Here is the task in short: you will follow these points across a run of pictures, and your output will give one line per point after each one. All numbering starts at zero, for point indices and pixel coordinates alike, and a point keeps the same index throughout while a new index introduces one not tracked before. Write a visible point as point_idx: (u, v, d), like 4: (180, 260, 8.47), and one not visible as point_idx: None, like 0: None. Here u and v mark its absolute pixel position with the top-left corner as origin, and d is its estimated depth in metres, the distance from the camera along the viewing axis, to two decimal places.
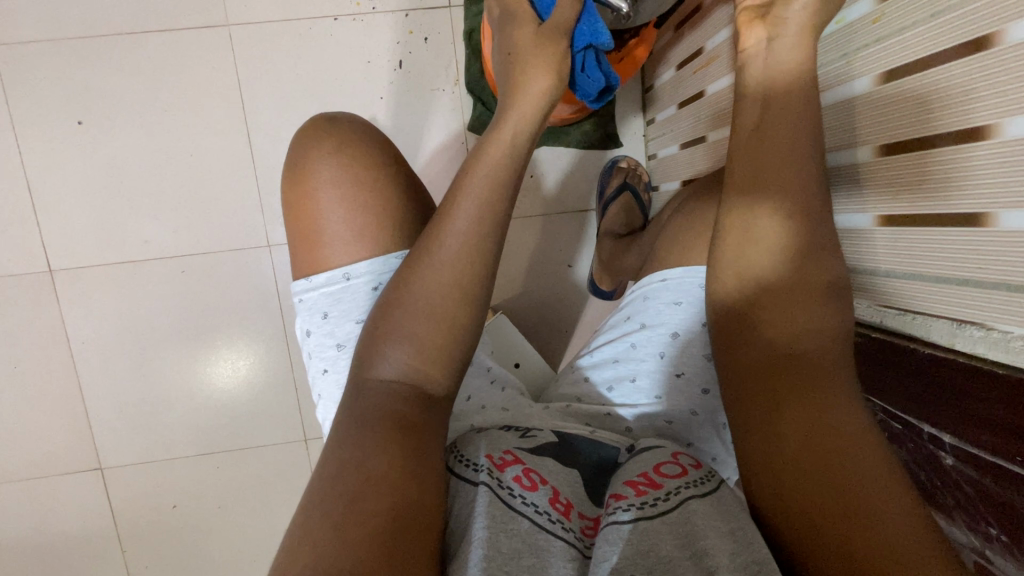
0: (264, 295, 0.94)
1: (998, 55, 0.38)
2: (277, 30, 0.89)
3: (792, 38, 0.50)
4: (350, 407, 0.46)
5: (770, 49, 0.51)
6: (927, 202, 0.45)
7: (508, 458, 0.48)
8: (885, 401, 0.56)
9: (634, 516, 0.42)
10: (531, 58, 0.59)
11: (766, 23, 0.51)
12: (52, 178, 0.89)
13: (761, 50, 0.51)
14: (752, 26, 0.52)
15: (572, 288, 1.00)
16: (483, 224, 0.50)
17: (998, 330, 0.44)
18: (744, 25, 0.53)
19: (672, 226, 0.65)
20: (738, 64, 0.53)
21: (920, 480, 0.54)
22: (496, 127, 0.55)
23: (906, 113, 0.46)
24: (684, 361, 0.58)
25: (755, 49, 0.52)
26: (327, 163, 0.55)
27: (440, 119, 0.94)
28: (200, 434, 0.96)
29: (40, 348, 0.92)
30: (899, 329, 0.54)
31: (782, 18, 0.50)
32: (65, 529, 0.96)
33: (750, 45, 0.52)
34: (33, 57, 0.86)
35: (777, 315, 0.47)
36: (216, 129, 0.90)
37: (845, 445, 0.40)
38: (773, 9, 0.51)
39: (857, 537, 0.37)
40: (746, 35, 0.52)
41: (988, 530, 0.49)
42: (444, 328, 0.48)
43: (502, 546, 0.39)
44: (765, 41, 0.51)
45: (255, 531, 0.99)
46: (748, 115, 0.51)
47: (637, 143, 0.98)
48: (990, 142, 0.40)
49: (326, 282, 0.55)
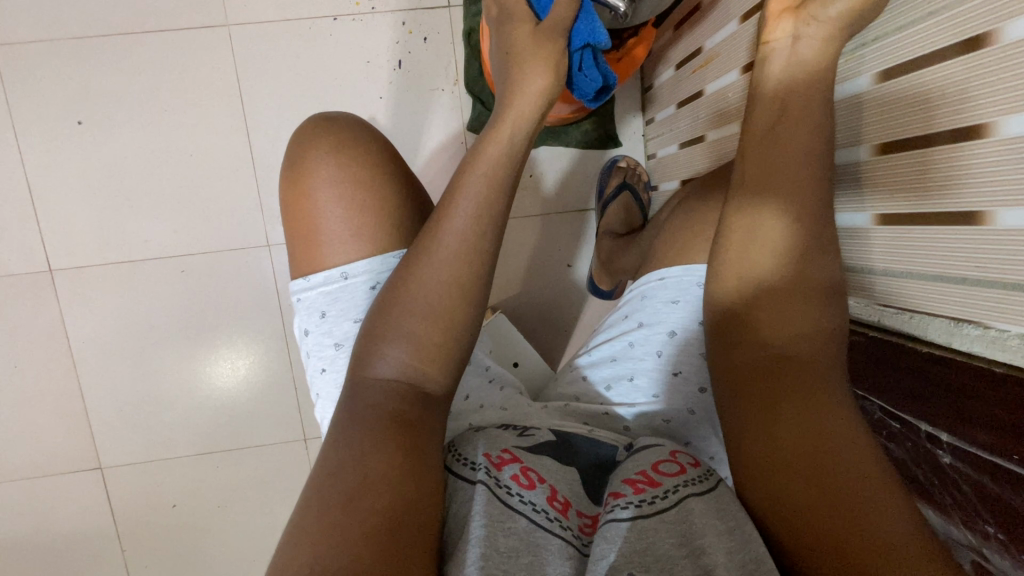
0: (264, 295, 0.94)
1: (996, 53, 0.38)
2: (277, 30, 0.89)
3: (812, 39, 0.49)
4: (348, 405, 0.46)
5: (794, 49, 0.50)
6: (925, 201, 0.45)
7: (506, 457, 0.48)
8: (884, 400, 0.56)
9: (633, 514, 0.42)
10: (530, 57, 0.59)
11: (789, 19, 0.50)
12: (52, 178, 0.89)
13: (785, 46, 0.50)
14: (780, 18, 0.51)
15: (572, 288, 1.00)
16: (482, 223, 0.50)
17: (995, 328, 0.44)
18: (772, 15, 0.51)
19: (671, 226, 0.65)
20: (759, 57, 0.52)
21: (917, 477, 0.54)
22: (494, 126, 0.55)
23: (904, 112, 0.46)
24: (681, 360, 0.58)
25: (780, 43, 0.51)
26: (326, 163, 0.55)
27: (440, 119, 0.94)
28: (200, 433, 0.97)
29: (41, 348, 0.92)
30: (898, 328, 0.54)
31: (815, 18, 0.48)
32: (65, 529, 0.96)
33: (775, 37, 0.51)
34: (33, 57, 0.87)
35: (774, 315, 0.47)
36: (216, 129, 0.90)
37: (840, 446, 0.40)
38: (809, 4, 0.49)
39: (852, 538, 0.36)
40: (772, 27, 0.51)
41: (985, 527, 0.47)
42: (442, 327, 0.48)
43: (500, 544, 0.39)
44: (791, 37, 0.50)
45: (255, 530, 0.99)
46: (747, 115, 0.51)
47: (637, 142, 0.98)
48: (987, 140, 0.40)
49: (324, 281, 0.56)
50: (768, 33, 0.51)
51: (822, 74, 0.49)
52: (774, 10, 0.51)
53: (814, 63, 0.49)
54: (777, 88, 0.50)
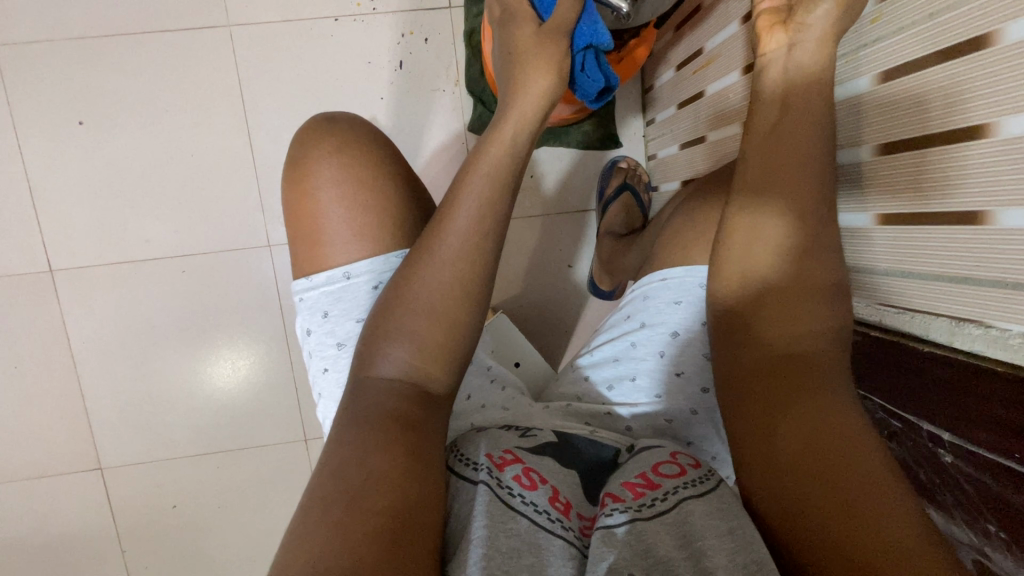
0: (264, 295, 0.94)
1: (998, 53, 0.38)
2: (278, 31, 0.89)
3: (812, 44, 0.49)
4: (350, 405, 0.46)
5: (791, 56, 0.50)
6: (927, 201, 0.45)
7: (508, 457, 0.48)
8: (885, 399, 0.56)
9: (630, 518, 0.42)
10: (531, 58, 0.59)
11: (786, 28, 0.50)
12: (52, 178, 0.89)
13: (781, 55, 0.51)
14: (773, 31, 0.51)
15: (572, 288, 1.00)
16: (484, 222, 0.51)
17: (997, 328, 0.44)
18: (763, 29, 0.52)
19: (672, 226, 0.65)
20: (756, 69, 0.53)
21: (919, 477, 0.54)
22: (496, 127, 0.55)
23: (906, 112, 0.46)
24: (683, 360, 0.59)
25: (776, 53, 0.51)
26: (328, 163, 0.56)
27: (441, 119, 0.94)
28: (200, 434, 0.96)
29: (42, 348, 0.92)
30: (900, 328, 0.54)
31: (800, 22, 0.49)
32: (65, 530, 0.96)
33: (770, 49, 0.51)
34: (34, 57, 0.87)
35: (779, 315, 0.47)
36: (216, 129, 0.90)
37: (842, 445, 0.40)
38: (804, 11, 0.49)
39: (859, 539, 0.36)
40: (766, 40, 0.52)
41: (987, 526, 0.48)
42: (444, 326, 0.48)
43: (501, 544, 0.39)
44: (786, 46, 0.51)
45: (255, 530, 0.99)
46: (763, 117, 0.51)
47: (637, 143, 0.98)
48: (989, 140, 0.40)
49: (326, 281, 0.56)
50: (761, 46, 0.52)
51: (819, 79, 0.49)
52: (763, 24, 0.52)
53: (810, 69, 0.49)
54: (776, 93, 0.51)
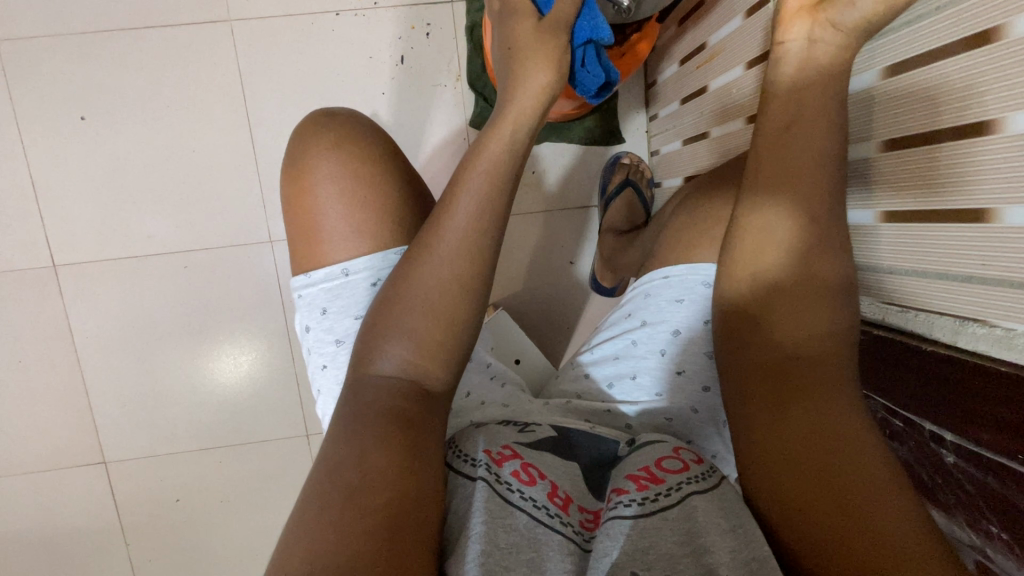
0: (266, 290, 0.94)
1: (1006, 48, 0.37)
2: (279, 25, 0.89)
3: (831, 46, 0.47)
4: (349, 400, 0.46)
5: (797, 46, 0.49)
6: (931, 198, 0.45)
7: (507, 453, 0.48)
8: (887, 399, 0.56)
9: (636, 512, 0.41)
10: (531, 52, 0.59)
11: (812, 19, 0.48)
12: (55, 174, 0.89)
13: (798, 46, 0.49)
14: (798, 17, 0.49)
15: (573, 285, 1.00)
16: (483, 218, 0.50)
17: (1002, 327, 0.43)
18: (790, 12, 0.49)
19: (674, 222, 0.65)
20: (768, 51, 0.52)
21: (920, 477, 0.54)
22: (496, 122, 0.55)
23: (911, 107, 0.45)
24: (685, 358, 0.58)
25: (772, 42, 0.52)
26: (326, 159, 0.55)
27: (442, 114, 0.93)
28: (203, 429, 0.97)
29: (46, 342, 0.92)
30: (905, 327, 0.53)
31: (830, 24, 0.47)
32: (68, 523, 0.97)
33: (790, 38, 0.49)
34: (35, 52, 0.87)
35: (780, 313, 0.46)
36: (217, 124, 0.90)
37: (846, 446, 0.40)
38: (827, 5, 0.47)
39: (860, 540, 0.36)
40: (787, 27, 0.49)
41: (989, 528, 0.48)
42: (442, 323, 0.48)
43: (500, 540, 0.39)
44: (806, 39, 0.48)
45: (257, 524, 0.99)
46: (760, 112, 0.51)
47: (640, 137, 0.98)
48: (995, 137, 0.39)
49: (325, 278, 0.55)
50: (781, 32, 0.50)
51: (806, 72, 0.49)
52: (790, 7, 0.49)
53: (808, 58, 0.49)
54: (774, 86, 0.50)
